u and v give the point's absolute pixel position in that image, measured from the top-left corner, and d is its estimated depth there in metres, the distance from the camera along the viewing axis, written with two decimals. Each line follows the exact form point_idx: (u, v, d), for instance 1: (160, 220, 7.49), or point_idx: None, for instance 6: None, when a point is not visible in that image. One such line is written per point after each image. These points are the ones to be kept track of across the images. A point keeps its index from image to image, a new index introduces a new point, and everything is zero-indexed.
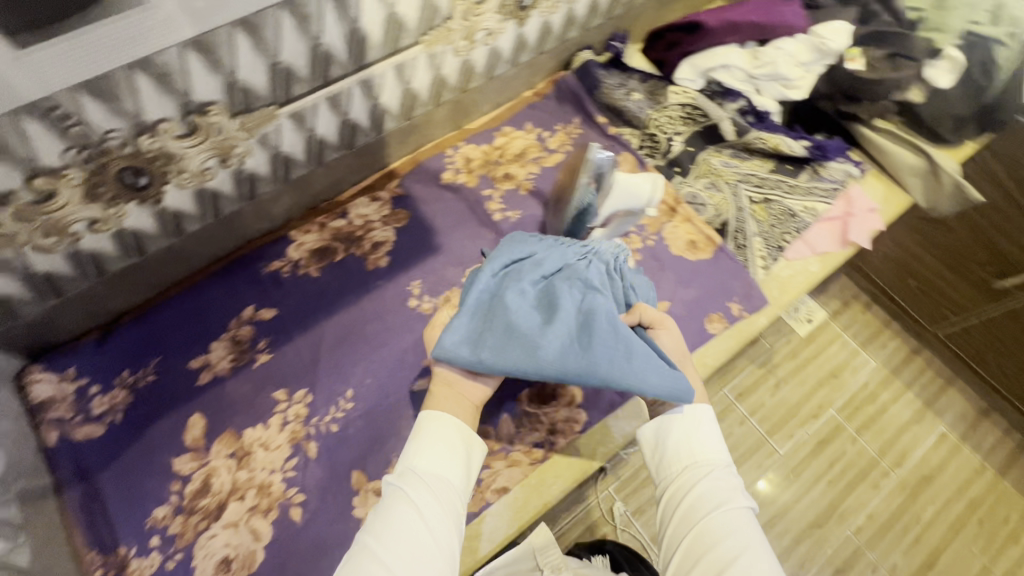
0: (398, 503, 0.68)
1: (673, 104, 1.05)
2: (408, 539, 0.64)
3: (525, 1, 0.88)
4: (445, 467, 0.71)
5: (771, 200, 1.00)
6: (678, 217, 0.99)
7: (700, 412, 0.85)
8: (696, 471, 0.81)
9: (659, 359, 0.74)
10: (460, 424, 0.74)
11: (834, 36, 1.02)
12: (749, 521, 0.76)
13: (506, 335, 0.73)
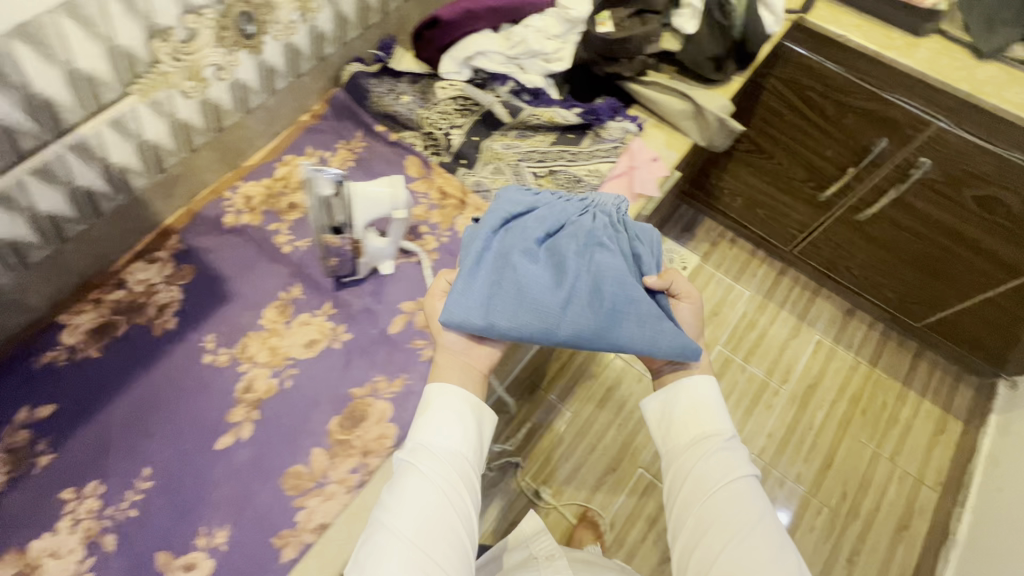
0: (411, 474, 0.72)
1: (443, 99, 0.94)
2: (417, 510, 0.69)
3: (246, 28, 0.90)
4: (458, 440, 0.75)
5: (555, 170, 0.93)
6: (468, 209, 0.89)
7: (705, 384, 0.86)
8: (703, 444, 0.81)
9: (667, 318, 0.80)
10: (466, 394, 0.79)
11: (577, 5, 0.93)
12: (752, 492, 0.76)
13: (521, 304, 0.78)
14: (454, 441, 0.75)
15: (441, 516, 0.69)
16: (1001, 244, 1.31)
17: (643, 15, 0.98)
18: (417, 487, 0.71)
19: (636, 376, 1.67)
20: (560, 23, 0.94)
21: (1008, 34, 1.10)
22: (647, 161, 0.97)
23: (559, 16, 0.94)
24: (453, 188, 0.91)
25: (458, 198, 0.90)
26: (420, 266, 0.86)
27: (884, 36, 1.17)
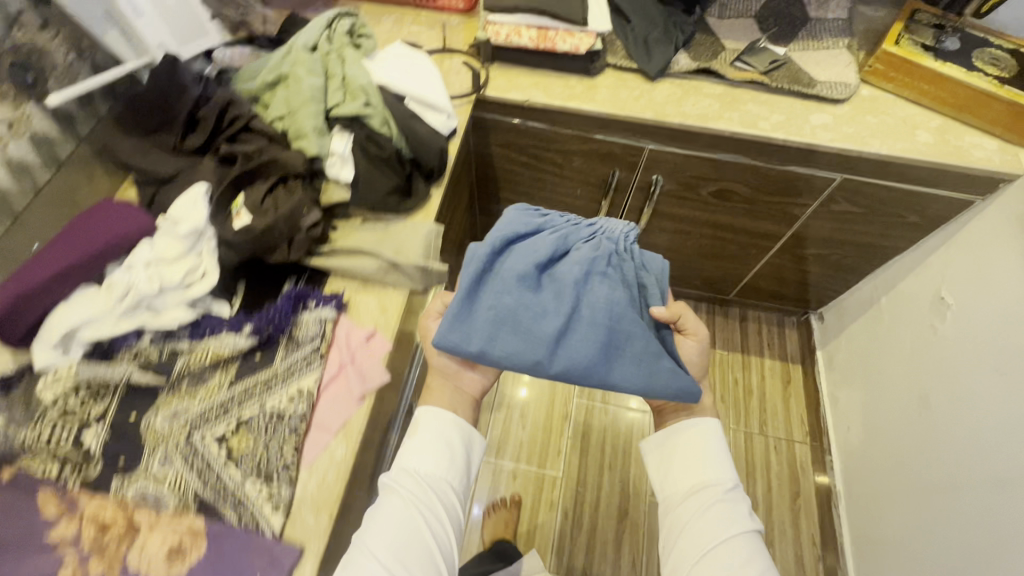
0: (392, 498, 0.76)
1: (54, 399, 0.68)
2: (397, 535, 0.72)
3: None
4: (437, 467, 0.79)
5: (246, 418, 0.72)
6: (142, 531, 0.64)
7: (706, 429, 0.84)
8: (699, 494, 0.80)
9: (667, 358, 0.83)
10: (457, 421, 0.85)
11: (187, 213, 0.75)
12: (758, 550, 0.74)
13: (512, 334, 0.81)
14: (434, 467, 0.79)
15: (416, 542, 0.73)
16: (751, 222, 1.37)
17: (286, 188, 0.82)
18: (397, 512, 0.74)
19: (510, 475, 1.53)
20: (174, 241, 0.74)
21: (662, 53, 1.14)
22: (360, 343, 0.82)
23: (173, 233, 0.75)
24: (111, 509, 0.65)
25: (123, 522, 0.64)
26: None
27: (564, 88, 1.14)
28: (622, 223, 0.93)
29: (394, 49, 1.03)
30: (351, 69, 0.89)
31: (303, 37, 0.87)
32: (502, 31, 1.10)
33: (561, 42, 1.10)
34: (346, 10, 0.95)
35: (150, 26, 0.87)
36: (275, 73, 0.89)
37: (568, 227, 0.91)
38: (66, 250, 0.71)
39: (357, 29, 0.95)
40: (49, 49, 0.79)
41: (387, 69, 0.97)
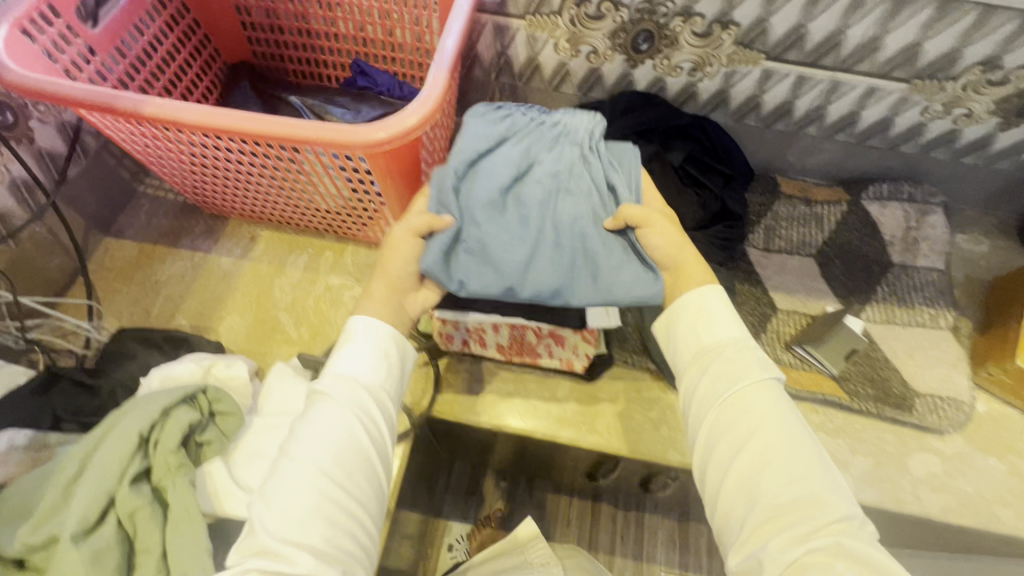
0: (327, 406, 0.53)
1: None
2: (338, 449, 0.51)
3: None
4: (383, 376, 0.57)
5: None
6: None
7: (695, 294, 0.61)
8: (699, 360, 0.58)
9: (631, 261, 0.61)
10: (392, 335, 0.59)
11: None
12: (781, 401, 0.53)
13: (483, 265, 0.60)
14: (376, 377, 0.56)
15: (365, 460, 0.52)
16: None
17: None
18: (336, 424, 0.52)
19: None
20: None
21: None
22: None
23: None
24: None
25: None
26: None
27: (552, 400, 0.77)
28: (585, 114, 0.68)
29: (283, 395, 0.66)
30: (175, 541, 0.51)
31: (86, 492, 0.50)
32: (455, 338, 0.75)
33: (545, 353, 0.75)
34: (185, 390, 0.56)
35: None
36: (45, 533, 0.51)
37: (529, 133, 0.67)
38: None
39: (202, 421, 0.57)
40: None
41: (259, 466, 0.59)
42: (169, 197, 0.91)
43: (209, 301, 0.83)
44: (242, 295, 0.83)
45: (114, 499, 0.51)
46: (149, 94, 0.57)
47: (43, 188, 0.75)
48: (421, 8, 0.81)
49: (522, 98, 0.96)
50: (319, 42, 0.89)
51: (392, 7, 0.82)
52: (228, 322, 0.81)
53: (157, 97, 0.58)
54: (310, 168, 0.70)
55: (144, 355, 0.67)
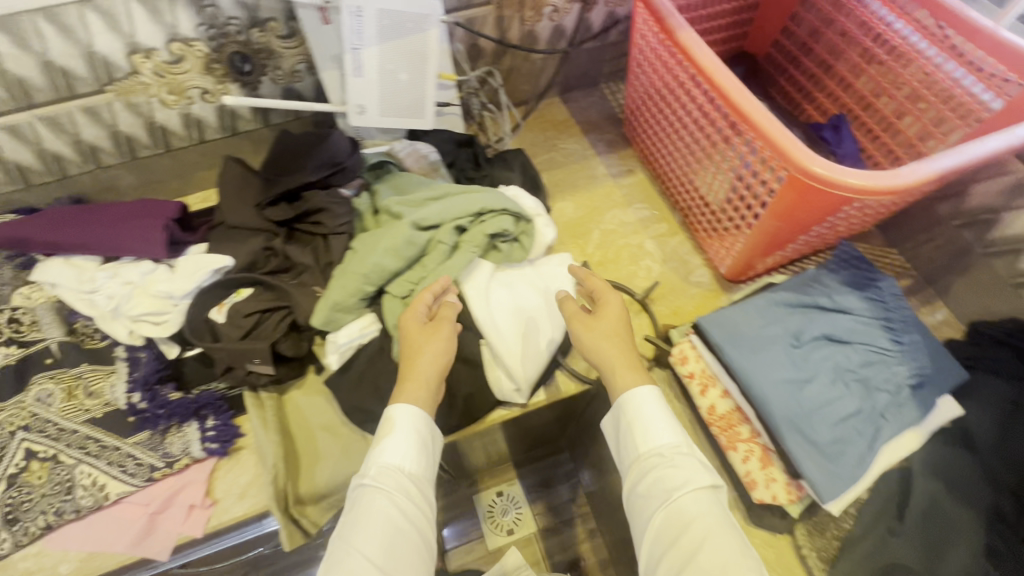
0: (377, 499, 0.55)
1: (15, 306, 0.76)
2: (388, 536, 0.53)
3: None
4: (417, 458, 0.58)
5: (58, 462, 0.70)
6: None
7: (631, 394, 0.62)
8: (637, 469, 0.60)
9: (837, 460, 0.62)
10: (418, 418, 0.59)
11: (185, 276, 0.70)
12: (716, 515, 0.54)
13: (746, 351, 0.67)
14: (417, 464, 0.58)
15: (414, 545, 0.54)
16: None
17: (276, 323, 0.71)
18: (384, 517, 0.54)
19: None
20: (153, 298, 0.70)
21: None
22: (180, 506, 0.69)
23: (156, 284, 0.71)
24: None
25: None
26: None
27: None
28: (951, 367, 0.66)
29: (555, 272, 0.76)
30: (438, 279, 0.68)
31: (436, 209, 0.68)
32: (689, 363, 0.72)
33: (740, 454, 0.66)
34: (519, 210, 0.71)
35: (362, 88, 0.78)
36: (401, 209, 0.74)
37: (893, 324, 0.68)
38: (99, 223, 0.72)
39: (510, 236, 0.71)
40: (281, 55, 0.79)
41: (498, 294, 0.72)
42: (611, 103, 1.08)
43: (567, 182, 0.99)
44: (586, 198, 0.97)
45: (439, 226, 0.69)
46: (691, 25, 0.69)
47: (570, 40, 0.98)
48: (959, 116, 0.75)
49: (964, 262, 0.81)
50: (830, 82, 0.90)
51: (930, 97, 0.77)
52: (563, 204, 0.96)
53: (693, 31, 0.69)
54: (728, 156, 0.74)
55: (514, 173, 0.84)
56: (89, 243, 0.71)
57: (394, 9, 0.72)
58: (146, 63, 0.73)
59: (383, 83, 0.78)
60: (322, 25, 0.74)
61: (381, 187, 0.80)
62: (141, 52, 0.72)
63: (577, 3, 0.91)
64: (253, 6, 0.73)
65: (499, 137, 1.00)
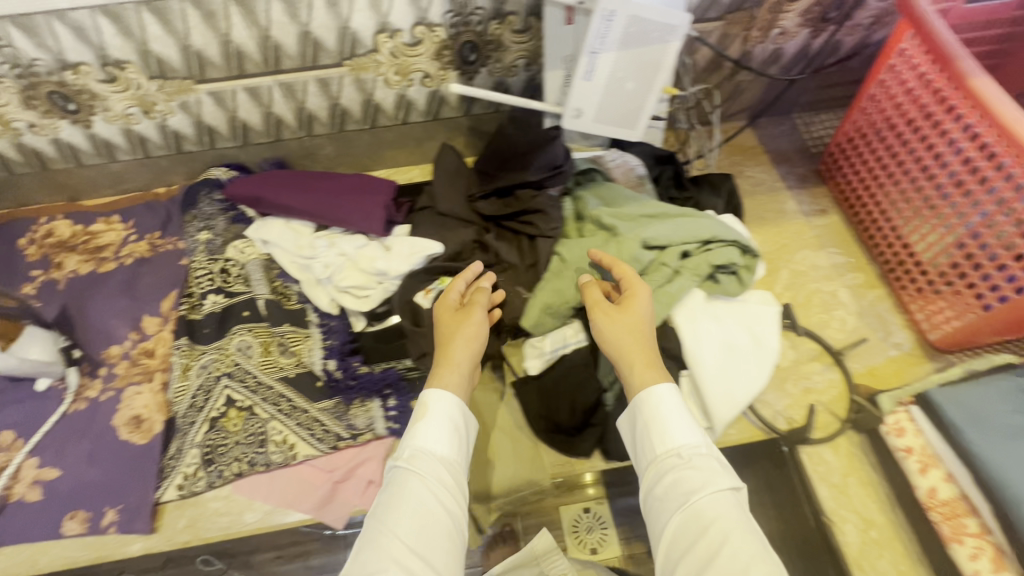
0: (412, 483, 0.54)
1: (229, 258, 0.80)
2: (422, 520, 0.52)
3: (67, 78, 0.71)
4: (450, 442, 0.57)
5: (253, 413, 0.73)
6: (154, 383, 0.76)
7: (647, 391, 0.57)
8: (654, 470, 0.55)
9: None
10: (450, 403, 0.58)
11: (397, 257, 0.72)
12: (733, 518, 0.49)
13: (990, 438, 0.61)
14: (453, 451, 0.57)
15: (449, 533, 0.53)
16: None
17: (478, 317, 0.71)
18: (418, 498, 0.53)
19: None
20: (362, 273, 0.72)
21: None
22: (359, 479, 0.71)
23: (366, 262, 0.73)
24: (163, 353, 0.78)
25: (156, 366, 0.77)
26: (59, 406, 0.75)
27: None
28: None
29: (764, 311, 0.72)
30: (656, 302, 0.64)
31: (667, 229, 0.65)
32: (906, 437, 0.67)
33: (966, 549, 0.60)
34: (747, 243, 0.68)
35: (585, 93, 0.76)
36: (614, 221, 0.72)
37: None
38: (322, 194, 0.74)
39: (734, 267, 0.67)
40: (508, 48, 0.79)
41: (706, 326, 0.68)
42: (805, 135, 1.00)
43: (753, 212, 0.93)
44: (775, 233, 0.91)
45: (665, 248, 0.66)
46: (985, 72, 0.65)
47: (785, 64, 0.92)
48: None
49: None
50: None
51: None
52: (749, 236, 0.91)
53: (988, 79, 0.65)
54: (987, 212, 0.67)
55: (719, 198, 0.80)
56: (311, 211, 0.74)
57: (645, 17, 0.69)
58: (387, 42, 0.75)
59: (607, 90, 0.76)
60: (565, 24, 0.73)
61: (586, 194, 0.78)
62: (387, 33, 0.74)
63: (807, 27, 0.85)
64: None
65: (711, 144, 0.92)
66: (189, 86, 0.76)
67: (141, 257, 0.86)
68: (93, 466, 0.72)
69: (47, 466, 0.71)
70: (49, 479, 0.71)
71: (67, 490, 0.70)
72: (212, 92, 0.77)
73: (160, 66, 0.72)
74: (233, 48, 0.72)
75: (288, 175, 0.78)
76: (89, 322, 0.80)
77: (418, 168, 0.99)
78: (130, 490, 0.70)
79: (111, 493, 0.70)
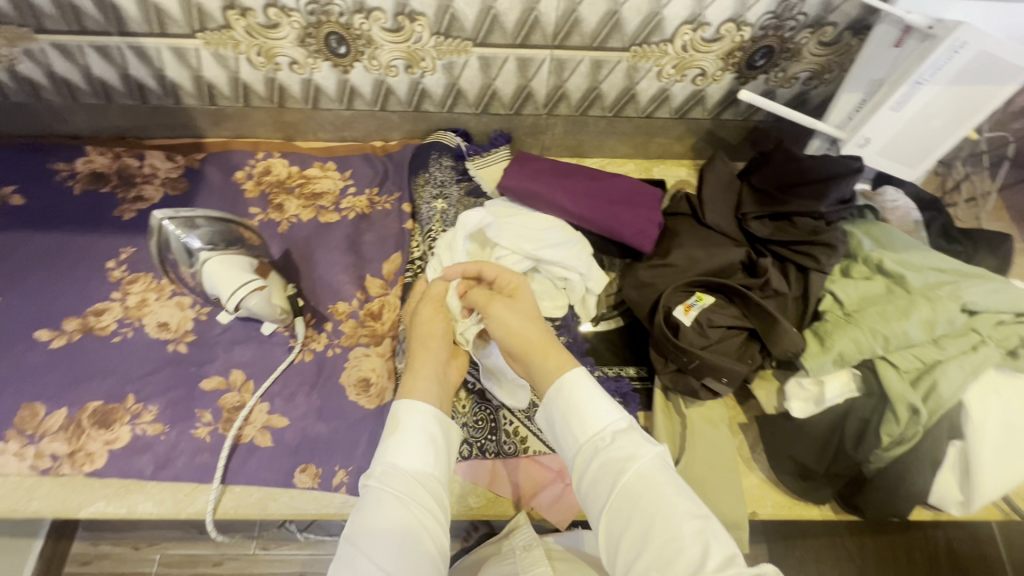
0: (389, 502, 0.49)
1: None
2: (402, 538, 0.47)
3: (353, 22, 0.68)
4: (423, 450, 0.52)
5: (484, 398, 0.71)
6: (381, 347, 0.75)
7: (561, 380, 0.53)
8: (581, 459, 0.50)
9: None
10: (426, 414, 0.55)
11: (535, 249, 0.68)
12: (669, 485, 0.46)
13: None
14: (432, 466, 0.52)
15: (426, 549, 0.47)
16: None
17: (740, 344, 0.66)
18: (393, 517, 0.48)
19: None
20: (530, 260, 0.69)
21: None
22: None
23: (607, 274, 0.75)
24: (389, 319, 0.76)
25: (383, 331, 0.75)
26: (287, 353, 0.74)
27: None
28: None
29: None
30: (959, 368, 0.60)
31: (985, 293, 0.61)
32: None
33: None
34: None
35: (886, 122, 0.70)
36: (903, 268, 0.67)
37: None
38: (597, 199, 0.72)
39: None
40: (801, 59, 0.73)
41: (992, 403, 0.63)
42: None
43: None
44: None
45: (975, 312, 0.62)
46: None
47: None
48: None
49: None
50: None
51: None
52: None
53: None
54: None
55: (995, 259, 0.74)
56: (583, 214, 0.71)
57: (999, 57, 0.62)
58: (687, 34, 0.69)
59: (910, 124, 0.70)
60: (892, 46, 0.66)
61: (856, 231, 0.73)
62: (692, 24, 0.68)
63: None
64: (832, 8, 0.67)
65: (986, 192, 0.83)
66: (466, 48, 0.71)
67: (361, 213, 0.84)
68: (322, 421, 0.71)
69: (276, 414, 0.71)
70: (278, 427, 0.71)
71: (296, 442, 0.70)
72: (483, 57, 0.73)
73: (450, 24, 0.68)
74: (532, 17, 0.67)
75: (550, 165, 0.75)
76: (313, 272, 0.79)
77: (632, 162, 0.94)
78: (360, 453, 0.70)
79: (341, 452, 0.70)
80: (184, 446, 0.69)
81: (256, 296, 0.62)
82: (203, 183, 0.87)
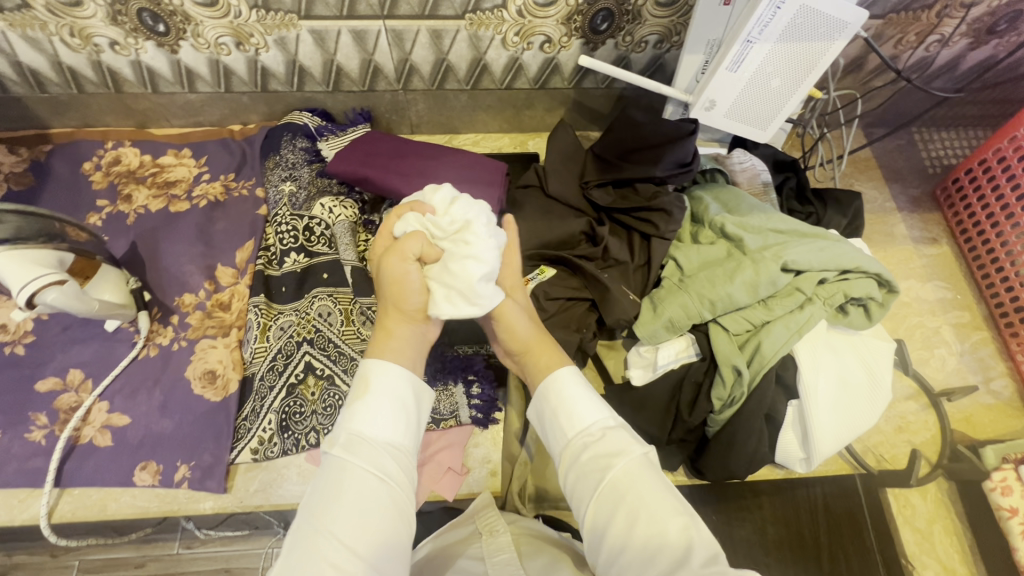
0: (353, 472, 0.42)
1: (314, 215, 0.75)
2: (366, 511, 0.41)
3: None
4: (396, 417, 0.46)
5: (332, 383, 0.69)
6: (229, 337, 0.73)
7: (550, 378, 0.51)
8: (567, 456, 0.47)
9: None
10: (398, 380, 0.47)
11: None
12: (657, 484, 0.43)
13: None
14: (404, 435, 0.46)
15: (393, 523, 0.42)
16: None
17: (580, 315, 0.65)
18: (362, 490, 0.42)
19: None
20: None
21: None
22: (437, 466, 0.68)
23: None
24: (238, 308, 0.74)
25: (231, 321, 0.73)
26: (130, 349, 0.72)
27: None
28: None
29: (875, 344, 0.67)
30: (784, 327, 0.60)
31: (809, 252, 0.61)
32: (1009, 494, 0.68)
33: None
34: (890, 277, 0.63)
35: (726, 83, 0.69)
36: (742, 229, 0.66)
37: None
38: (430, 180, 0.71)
39: (865, 301, 0.63)
40: (643, 22, 0.71)
41: (824, 357, 0.64)
42: (922, 153, 0.93)
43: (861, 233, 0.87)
44: (880, 254, 0.86)
45: (801, 272, 0.62)
46: None
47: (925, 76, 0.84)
48: None
49: None
50: None
51: None
52: None
53: None
54: None
55: (846, 217, 0.74)
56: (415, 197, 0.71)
57: (819, 11, 0.61)
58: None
59: (750, 84, 0.69)
60: (721, 4, 0.65)
61: (705, 196, 0.72)
62: None
63: (968, 38, 0.77)
64: None
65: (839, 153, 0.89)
66: (292, 21, 0.68)
67: (214, 200, 0.81)
68: (165, 417, 0.69)
69: (116, 412, 0.69)
70: (119, 426, 0.68)
71: (137, 440, 0.68)
72: (314, 30, 0.70)
73: None
74: None
75: (388, 146, 0.75)
76: (161, 264, 0.76)
77: (508, 136, 0.91)
78: (203, 447, 0.67)
79: (184, 448, 0.67)
80: (17, 451, 0.66)
81: (61, 291, 0.59)
82: (48, 177, 0.82)
